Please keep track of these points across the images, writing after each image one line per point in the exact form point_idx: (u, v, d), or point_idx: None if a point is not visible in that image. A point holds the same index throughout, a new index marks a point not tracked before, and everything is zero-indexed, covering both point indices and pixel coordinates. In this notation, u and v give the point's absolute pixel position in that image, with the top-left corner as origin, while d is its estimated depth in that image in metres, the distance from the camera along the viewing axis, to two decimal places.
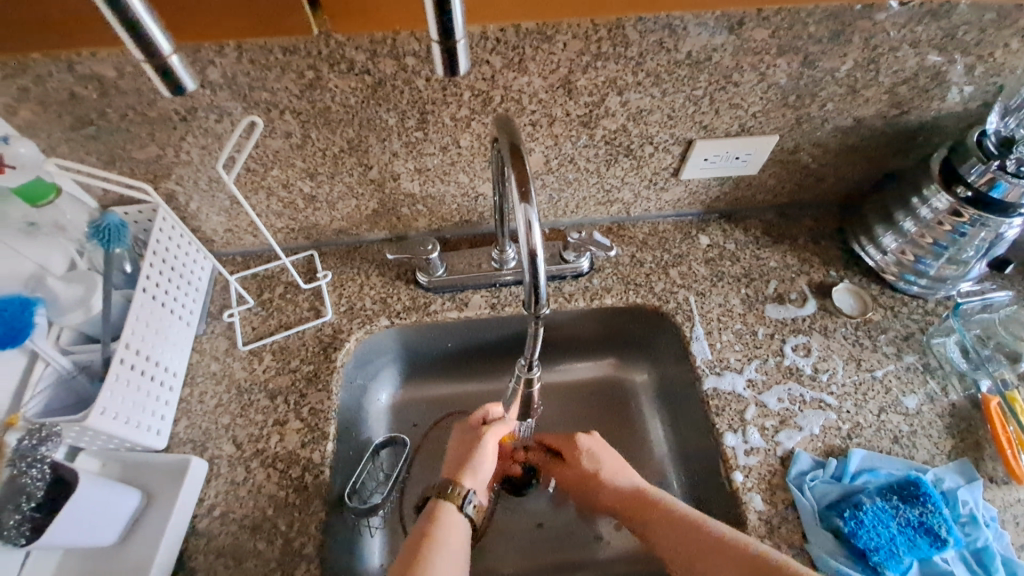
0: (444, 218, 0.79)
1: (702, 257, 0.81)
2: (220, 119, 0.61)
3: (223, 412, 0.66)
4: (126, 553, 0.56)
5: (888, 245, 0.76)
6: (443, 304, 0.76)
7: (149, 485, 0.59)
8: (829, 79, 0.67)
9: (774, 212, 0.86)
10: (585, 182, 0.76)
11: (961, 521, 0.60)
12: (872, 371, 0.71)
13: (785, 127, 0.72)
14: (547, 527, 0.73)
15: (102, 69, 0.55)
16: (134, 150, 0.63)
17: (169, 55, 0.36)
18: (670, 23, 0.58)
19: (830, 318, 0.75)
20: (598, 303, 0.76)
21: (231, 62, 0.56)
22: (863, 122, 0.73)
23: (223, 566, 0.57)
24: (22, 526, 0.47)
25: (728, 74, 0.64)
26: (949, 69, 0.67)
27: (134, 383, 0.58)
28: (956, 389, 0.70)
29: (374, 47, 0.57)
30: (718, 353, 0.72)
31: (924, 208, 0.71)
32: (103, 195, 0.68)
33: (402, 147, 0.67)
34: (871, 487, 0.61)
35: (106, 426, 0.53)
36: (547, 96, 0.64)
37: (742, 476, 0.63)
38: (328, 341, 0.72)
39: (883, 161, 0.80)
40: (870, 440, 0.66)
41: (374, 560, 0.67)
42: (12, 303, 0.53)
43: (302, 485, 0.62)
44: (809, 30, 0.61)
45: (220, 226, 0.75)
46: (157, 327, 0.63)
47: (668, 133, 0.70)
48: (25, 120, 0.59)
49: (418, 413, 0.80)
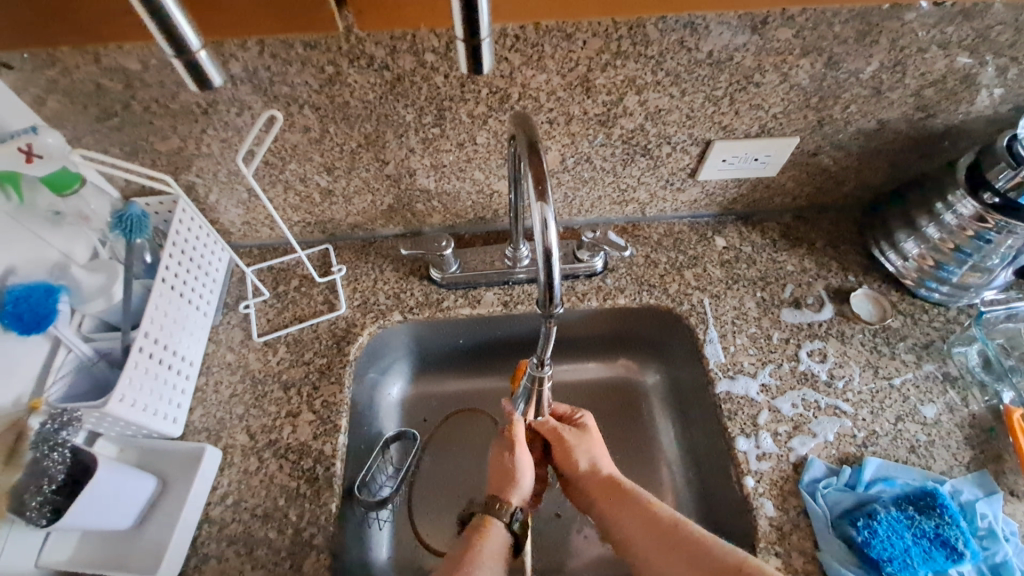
0: (459, 215, 0.80)
1: (717, 259, 0.80)
2: (241, 112, 0.62)
3: (238, 402, 0.67)
4: (141, 536, 0.57)
5: (909, 250, 0.75)
6: (456, 300, 0.76)
7: (164, 471, 0.61)
8: (853, 81, 0.65)
9: (792, 215, 0.85)
10: (600, 181, 0.76)
11: (979, 535, 0.58)
12: (889, 379, 0.70)
13: (806, 129, 0.71)
14: (563, 517, 0.74)
15: (127, 63, 0.56)
16: (156, 142, 0.64)
17: (198, 52, 0.36)
18: (691, 22, 0.58)
19: (847, 324, 0.74)
20: (610, 303, 0.76)
21: (253, 56, 0.57)
22: (887, 125, 0.72)
23: (235, 553, 0.58)
24: (43, 508, 0.48)
25: (749, 74, 0.63)
26: (979, 71, 0.65)
27: (152, 371, 0.59)
28: (977, 400, 0.68)
29: (394, 43, 0.57)
30: (731, 356, 0.71)
31: (948, 214, 0.69)
32: (126, 185, 0.69)
33: (419, 143, 0.68)
34: (886, 496, 0.60)
35: (124, 414, 0.54)
36: (566, 94, 0.63)
37: (754, 480, 0.62)
38: (341, 334, 0.73)
39: (906, 165, 0.78)
40: (886, 448, 0.65)
41: (382, 553, 0.68)
42: (37, 289, 0.54)
43: (313, 476, 0.62)
44: (834, 30, 0.60)
45: (238, 219, 0.76)
46: (176, 317, 0.64)
47: (686, 133, 0.70)
48: (52, 111, 0.60)
49: (429, 409, 0.81)
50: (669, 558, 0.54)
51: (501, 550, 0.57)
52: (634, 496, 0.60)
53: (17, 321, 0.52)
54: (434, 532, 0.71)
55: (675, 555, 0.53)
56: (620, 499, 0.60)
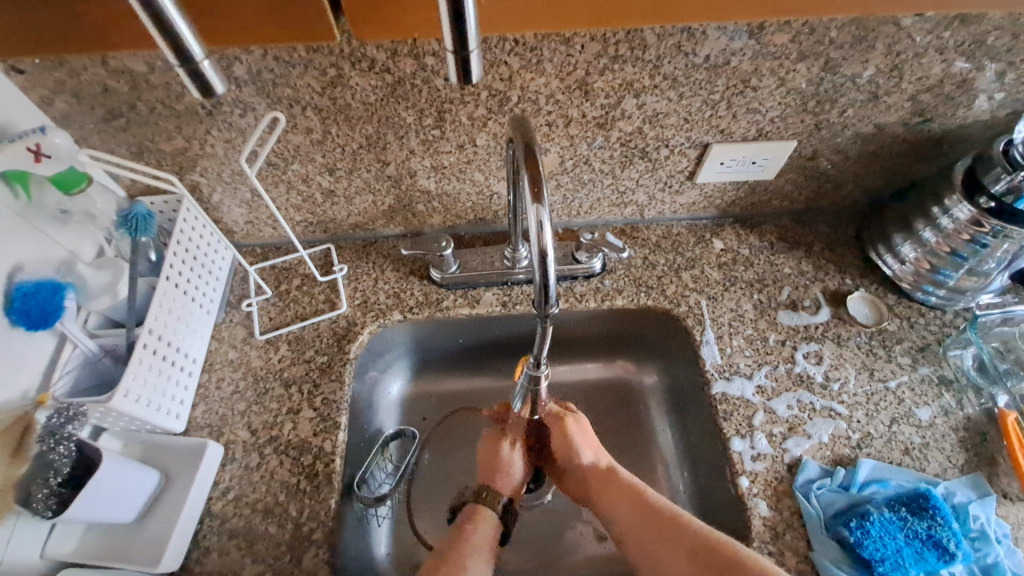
0: (459, 216, 0.80)
1: (715, 261, 0.80)
2: (244, 114, 0.63)
3: (240, 398, 0.69)
4: (144, 529, 0.58)
5: (906, 254, 0.75)
6: (455, 300, 0.77)
7: (166, 465, 0.62)
8: (851, 85, 0.66)
9: (790, 217, 0.85)
10: (599, 183, 0.76)
11: (971, 536, 0.59)
12: (885, 381, 0.70)
13: (804, 133, 0.72)
14: (560, 516, 0.74)
15: (133, 65, 0.57)
16: (162, 142, 0.66)
17: (201, 61, 0.38)
18: (688, 28, 0.58)
19: (844, 327, 0.74)
20: (609, 304, 0.76)
21: (256, 59, 0.58)
22: (885, 130, 0.72)
23: (235, 547, 0.59)
24: (49, 500, 0.50)
25: (746, 78, 0.64)
26: (977, 76, 0.66)
27: (156, 367, 0.60)
28: (972, 403, 0.69)
29: (394, 46, 0.58)
30: (728, 358, 0.72)
31: (945, 219, 0.70)
32: (131, 185, 0.71)
33: (420, 145, 0.69)
34: (879, 497, 0.61)
35: (128, 409, 0.56)
36: (564, 97, 0.64)
37: (748, 481, 0.63)
38: (342, 333, 0.74)
39: (904, 169, 0.78)
40: (880, 450, 0.65)
41: (381, 548, 0.69)
42: (45, 285, 0.55)
43: (313, 472, 0.63)
44: (831, 35, 0.60)
45: (242, 218, 0.77)
46: (179, 314, 0.65)
47: (684, 136, 0.70)
48: (60, 111, 0.61)
49: (428, 408, 0.81)
50: (666, 547, 0.55)
51: (486, 545, 0.57)
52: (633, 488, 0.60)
53: (25, 316, 0.53)
54: (432, 529, 0.72)
55: (673, 548, 0.54)
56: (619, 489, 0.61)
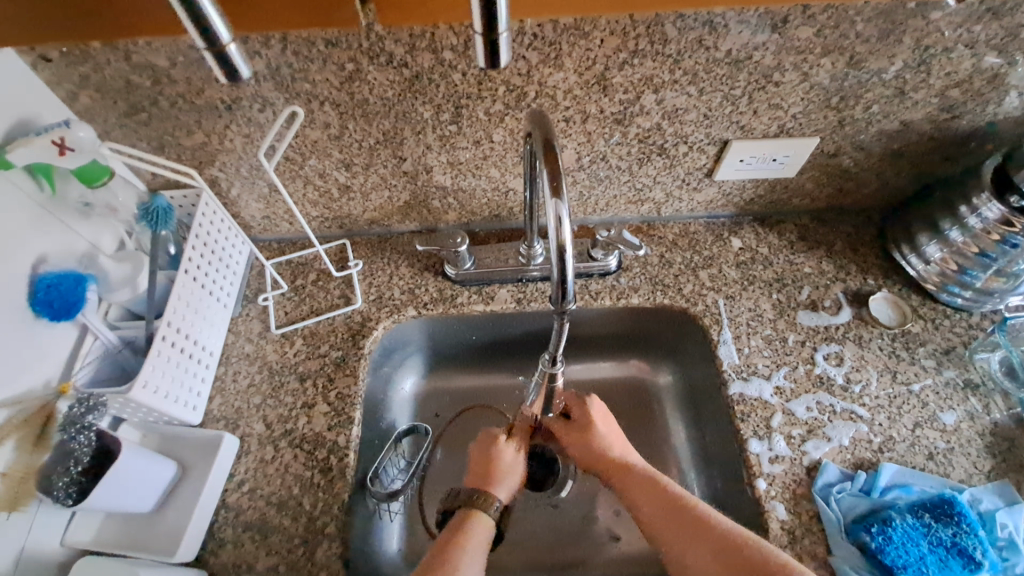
0: (474, 212, 0.80)
1: (733, 260, 0.79)
2: (263, 108, 0.64)
3: (255, 392, 0.69)
4: (161, 521, 0.59)
5: (932, 254, 0.73)
6: (470, 297, 0.77)
7: (183, 457, 0.62)
8: (876, 80, 0.64)
9: (810, 216, 0.83)
10: (616, 180, 0.76)
11: (998, 545, 0.57)
12: (908, 385, 0.68)
13: (827, 130, 0.70)
14: (573, 518, 0.73)
15: (156, 59, 0.58)
16: (182, 137, 0.66)
17: (227, 45, 0.38)
18: (711, 20, 0.57)
19: (865, 328, 0.73)
20: (624, 302, 0.76)
21: (276, 53, 0.58)
22: (911, 126, 0.70)
23: (250, 539, 0.60)
24: (70, 488, 0.50)
25: (768, 73, 0.63)
26: (1008, 71, 0.64)
27: (174, 359, 0.61)
28: (999, 408, 0.67)
29: (413, 40, 0.58)
30: (746, 358, 0.70)
31: (972, 217, 0.68)
32: (151, 179, 0.71)
33: (436, 140, 0.68)
34: (902, 503, 0.59)
35: (147, 400, 0.56)
36: (582, 92, 0.64)
37: (766, 484, 0.62)
38: (356, 328, 0.74)
39: (930, 168, 0.76)
40: (903, 455, 0.63)
41: (393, 544, 0.69)
42: (68, 276, 0.56)
43: (327, 466, 0.64)
44: (857, 29, 0.59)
45: (258, 213, 0.78)
46: (198, 308, 0.65)
47: (703, 132, 0.69)
48: (83, 106, 0.62)
49: (441, 405, 0.81)
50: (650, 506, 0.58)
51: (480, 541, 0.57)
52: (653, 481, 0.59)
53: (48, 307, 0.54)
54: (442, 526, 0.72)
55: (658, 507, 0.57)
56: (638, 484, 0.60)
